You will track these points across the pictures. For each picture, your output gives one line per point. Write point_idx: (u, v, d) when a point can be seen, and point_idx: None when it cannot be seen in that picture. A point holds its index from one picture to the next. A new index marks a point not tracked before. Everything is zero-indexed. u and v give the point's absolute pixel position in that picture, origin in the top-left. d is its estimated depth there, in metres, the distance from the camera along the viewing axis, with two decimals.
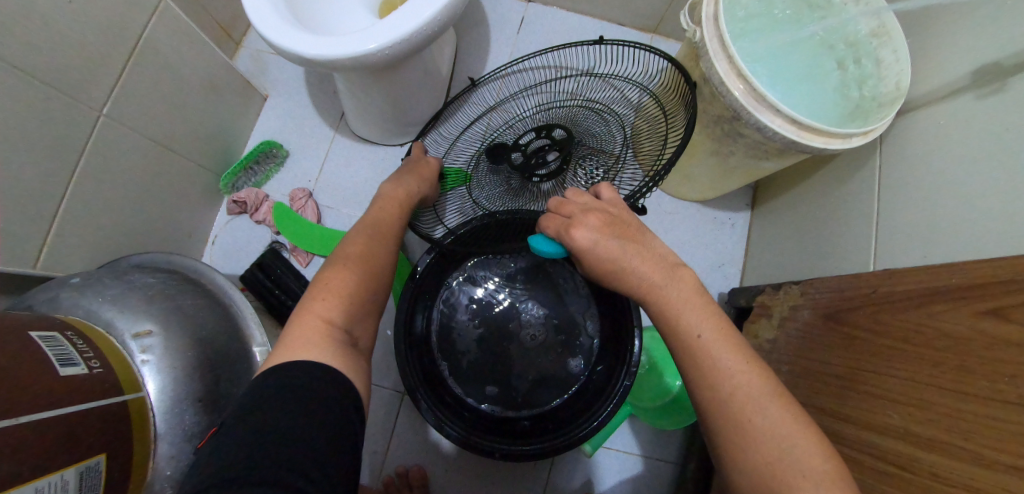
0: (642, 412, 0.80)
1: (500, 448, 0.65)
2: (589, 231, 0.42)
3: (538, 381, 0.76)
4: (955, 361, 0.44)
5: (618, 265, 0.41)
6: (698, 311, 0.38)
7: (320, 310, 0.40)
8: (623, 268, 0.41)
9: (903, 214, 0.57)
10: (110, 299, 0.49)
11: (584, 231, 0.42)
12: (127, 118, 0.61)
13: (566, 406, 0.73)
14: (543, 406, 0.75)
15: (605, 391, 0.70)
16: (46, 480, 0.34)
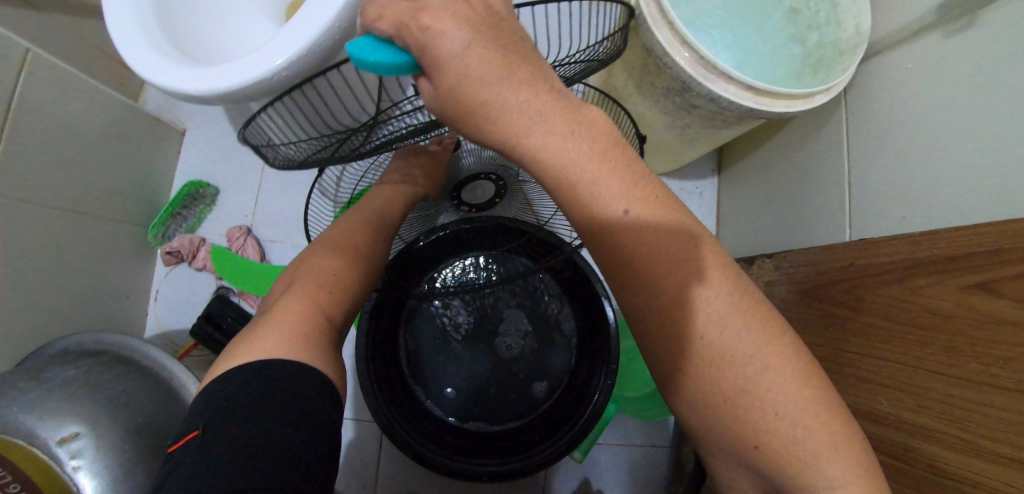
0: (629, 405, 0.77)
1: (488, 471, 0.62)
2: (457, 25, 0.27)
3: (519, 388, 0.73)
4: (941, 339, 0.40)
5: (492, 100, 0.29)
6: (620, 181, 0.30)
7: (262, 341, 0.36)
8: (495, 103, 0.29)
9: (877, 173, 0.52)
10: (28, 405, 0.45)
11: (443, 11, 0.26)
12: (21, 190, 0.55)
13: (548, 412, 0.71)
14: (527, 414, 0.72)
15: (588, 392, 0.67)
16: None
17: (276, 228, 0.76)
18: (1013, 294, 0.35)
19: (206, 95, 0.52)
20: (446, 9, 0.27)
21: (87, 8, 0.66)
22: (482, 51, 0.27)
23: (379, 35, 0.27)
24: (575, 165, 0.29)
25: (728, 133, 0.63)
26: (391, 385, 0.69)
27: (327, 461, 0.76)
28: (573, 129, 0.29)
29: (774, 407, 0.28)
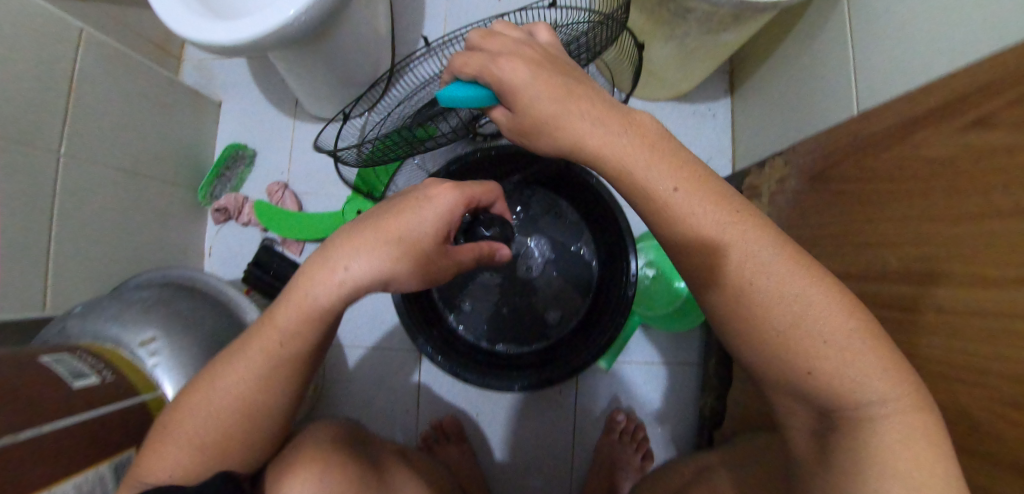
0: (653, 321, 0.80)
1: (518, 381, 0.66)
2: (528, 69, 0.34)
3: (545, 312, 0.77)
4: (944, 184, 0.41)
5: (580, 145, 0.34)
6: (664, 165, 0.32)
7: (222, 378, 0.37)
8: (567, 122, 0.33)
9: (876, 48, 0.52)
10: (114, 317, 0.53)
11: (513, 60, 0.34)
12: (85, 153, 0.63)
13: (574, 331, 0.75)
14: (555, 335, 0.77)
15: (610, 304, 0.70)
16: (81, 478, 0.38)
17: (310, 182, 0.84)
18: (1004, 119, 0.36)
19: (237, 47, 0.58)
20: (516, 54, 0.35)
21: None
22: (548, 80, 0.34)
23: (465, 80, 0.36)
24: (626, 154, 0.33)
25: (728, 39, 0.63)
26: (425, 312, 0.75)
27: (372, 391, 0.84)
28: (609, 121, 0.33)
29: (817, 342, 0.30)
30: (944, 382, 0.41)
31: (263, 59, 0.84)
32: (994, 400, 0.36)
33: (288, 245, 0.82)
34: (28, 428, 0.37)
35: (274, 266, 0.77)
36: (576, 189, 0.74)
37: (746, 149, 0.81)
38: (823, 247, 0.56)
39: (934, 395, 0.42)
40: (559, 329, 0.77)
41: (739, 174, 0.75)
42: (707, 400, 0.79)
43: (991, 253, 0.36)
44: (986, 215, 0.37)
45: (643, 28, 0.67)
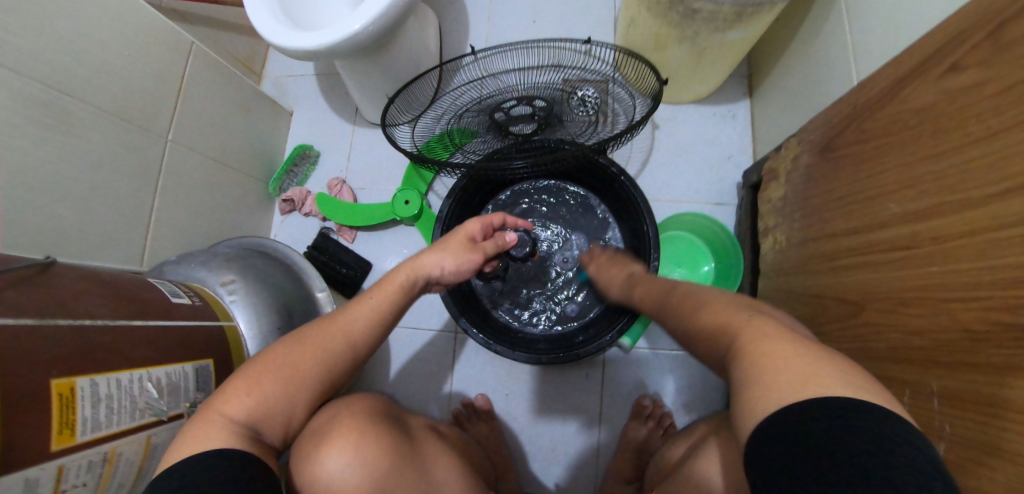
0: None
1: (548, 352, 0.74)
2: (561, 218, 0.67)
3: (573, 296, 0.85)
4: (932, 127, 0.46)
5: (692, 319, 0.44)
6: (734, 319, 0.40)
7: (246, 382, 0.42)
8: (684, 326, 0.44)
9: (873, 31, 0.60)
10: (202, 263, 0.62)
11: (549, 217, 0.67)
12: (187, 141, 0.74)
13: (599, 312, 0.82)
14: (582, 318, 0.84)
15: None
16: (167, 368, 0.45)
17: (365, 178, 0.95)
18: (975, 61, 0.42)
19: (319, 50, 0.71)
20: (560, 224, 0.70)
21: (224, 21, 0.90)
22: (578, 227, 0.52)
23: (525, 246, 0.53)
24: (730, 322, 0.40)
25: (737, 35, 0.72)
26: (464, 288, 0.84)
27: (409, 367, 0.90)
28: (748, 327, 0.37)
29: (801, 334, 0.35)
30: (936, 305, 0.44)
31: (332, 75, 0.99)
32: (984, 309, 0.39)
33: (342, 233, 0.93)
34: (136, 319, 0.45)
35: (331, 249, 0.89)
36: (603, 181, 0.83)
37: (765, 145, 0.89)
38: (832, 207, 0.60)
39: (926, 320, 0.45)
40: (587, 313, 0.84)
41: (760, 163, 0.81)
42: (734, 384, 0.79)
43: (978, 178, 0.41)
44: (977, 142, 0.41)
45: (658, 31, 0.76)
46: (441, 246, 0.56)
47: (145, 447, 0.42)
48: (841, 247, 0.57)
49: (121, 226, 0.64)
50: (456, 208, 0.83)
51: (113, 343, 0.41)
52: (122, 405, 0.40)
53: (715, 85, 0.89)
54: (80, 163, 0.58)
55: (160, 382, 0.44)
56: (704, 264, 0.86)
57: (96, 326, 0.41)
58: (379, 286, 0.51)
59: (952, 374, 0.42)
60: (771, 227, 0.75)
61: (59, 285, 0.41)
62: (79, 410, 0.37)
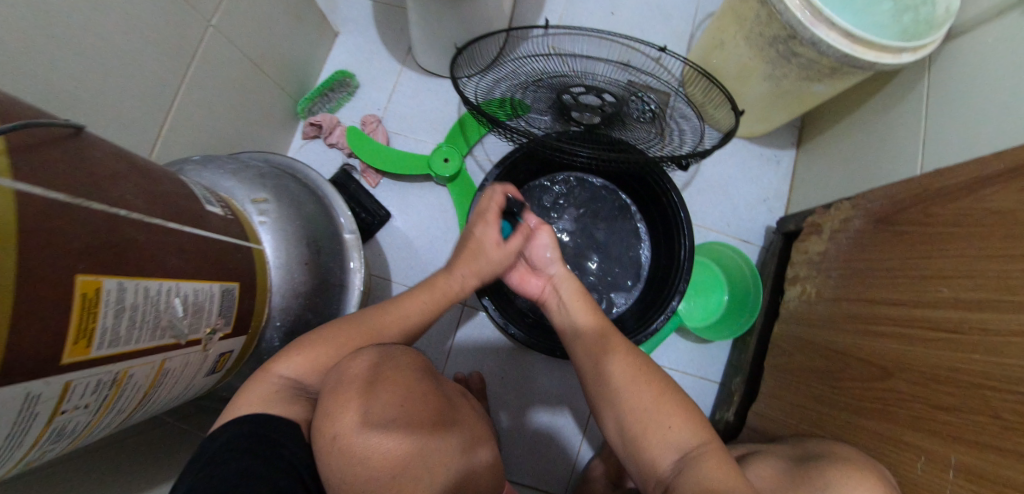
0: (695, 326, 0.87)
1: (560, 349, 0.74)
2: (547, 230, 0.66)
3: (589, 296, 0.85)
4: (1002, 230, 0.49)
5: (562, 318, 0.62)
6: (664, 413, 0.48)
7: (312, 350, 0.50)
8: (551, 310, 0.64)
9: (955, 126, 0.63)
10: (229, 172, 0.55)
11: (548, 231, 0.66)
12: (228, 32, 0.65)
13: (612, 322, 0.82)
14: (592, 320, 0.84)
15: (656, 305, 0.78)
16: (199, 286, 0.39)
17: (402, 123, 0.88)
18: None
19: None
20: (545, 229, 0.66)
21: None
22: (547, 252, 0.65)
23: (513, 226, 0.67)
24: (641, 404, 0.49)
25: (821, 88, 0.73)
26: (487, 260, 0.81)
27: None
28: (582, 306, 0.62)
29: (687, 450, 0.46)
30: (969, 389, 0.46)
31: (390, 5, 0.90)
32: (1022, 403, 0.41)
33: (366, 175, 0.85)
34: (171, 222, 0.38)
35: (352, 190, 0.83)
36: (653, 196, 0.81)
37: (802, 196, 0.92)
38: (876, 275, 0.63)
39: (956, 400, 0.47)
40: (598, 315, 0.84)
41: (802, 214, 0.84)
42: (726, 415, 0.82)
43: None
44: None
45: (746, 61, 0.77)
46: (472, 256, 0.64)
47: (156, 371, 0.37)
48: (876, 314, 0.60)
49: (138, 105, 0.54)
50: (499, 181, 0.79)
51: (150, 245, 0.35)
52: (144, 320, 0.34)
53: (771, 128, 0.91)
54: (112, 21, 0.49)
55: (186, 300, 0.38)
56: (715, 294, 0.89)
57: (132, 219, 0.34)
58: (430, 291, 0.63)
59: (971, 453, 0.44)
60: (801, 277, 0.77)
61: (95, 161, 0.34)
62: (100, 317, 0.31)
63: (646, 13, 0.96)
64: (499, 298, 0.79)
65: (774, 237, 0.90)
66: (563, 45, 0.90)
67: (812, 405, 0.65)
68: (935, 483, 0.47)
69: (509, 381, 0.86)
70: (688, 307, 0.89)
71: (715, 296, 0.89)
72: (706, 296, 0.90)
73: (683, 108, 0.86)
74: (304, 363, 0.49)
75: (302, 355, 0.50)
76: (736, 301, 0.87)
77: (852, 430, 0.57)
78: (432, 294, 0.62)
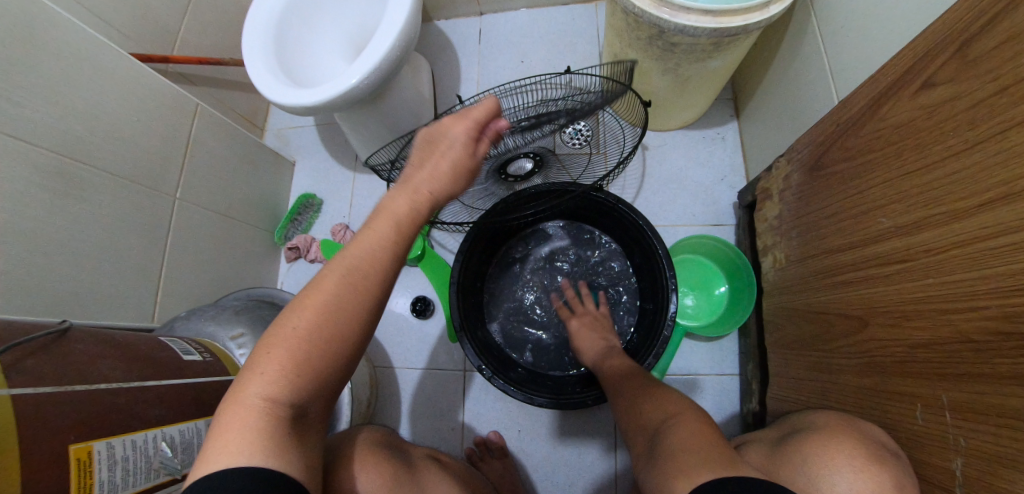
0: (701, 327, 0.85)
1: (589, 395, 0.72)
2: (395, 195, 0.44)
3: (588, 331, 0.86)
4: (910, 142, 0.47)
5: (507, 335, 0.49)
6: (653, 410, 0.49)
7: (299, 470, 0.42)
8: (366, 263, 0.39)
9: (845, 55, 0.63)
10: (210, 318, 0.63)
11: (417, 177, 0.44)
12: (194, 199, 0.77)
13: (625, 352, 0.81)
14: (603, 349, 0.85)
15: (657, 318, 0.77)
16: (184, 426, 0.46)
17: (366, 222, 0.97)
18: (944, 77, 0.43)
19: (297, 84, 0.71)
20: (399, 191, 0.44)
21: (225, 82, 0.94)
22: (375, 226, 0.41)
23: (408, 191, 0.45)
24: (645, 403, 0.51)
25: (717, 63, 0.75)
26: (486, 347, 0.81)
27: (420, 405, 0.90)
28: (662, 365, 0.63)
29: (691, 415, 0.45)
30: (935, 318, 0.43)
31: (331, 125, 1.03)
32: (983, 320, 0.38)
33: None
34: (151, 379, 0.45)
35: None
36: (612, 217, 0.83)
37: (755, 164, 0.92)
38: (825, 225, 0.62)
39: (927, 333, 0.44)
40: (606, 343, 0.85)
41: (754, 184, 0.85)
42: (751, 406, 0.79)
43: (960, 190, 0.41)
44: (953, 158, 0.42)
45: (641, 63, 0.81)
46: (428, 162, 0.46)
47: None
48: (839, 262, 0.58)
49: (128, 284, 0.65)
50: (466, 271, 0.79)
51: (130, 403, 0.42)
52: (138, 466, 0.40)
53: (700, 110, 0.93)
54: (88, 226, 0.60)
55: (173, 440, 0.44)
56: (718, 285, 0.88)
57: (112, 388, 0.41)
58: (373, 225, 0.41)
59: (958, 386, 0.40)
60: (770, 246, 0.77)
61: (76, 350, 0.42)
62: (96, 472, 0.37)
63: (552, 50, 1.04)
64: (509, 374, 0.79)
65: (739, 213, 0.90)
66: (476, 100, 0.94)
67: (816, 375, 0.61)
68: (937, 430, 0.43)
69: (527, 433, 0.86)
70: (692, 309, 0.88)
71: (717, 289, 0.88)
72: (709, 291, 0.89)
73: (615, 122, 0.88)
74: (274, 377, 0.35)
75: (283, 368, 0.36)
76: (736, 288, 0.85)
77: (853, 390, 0.54)
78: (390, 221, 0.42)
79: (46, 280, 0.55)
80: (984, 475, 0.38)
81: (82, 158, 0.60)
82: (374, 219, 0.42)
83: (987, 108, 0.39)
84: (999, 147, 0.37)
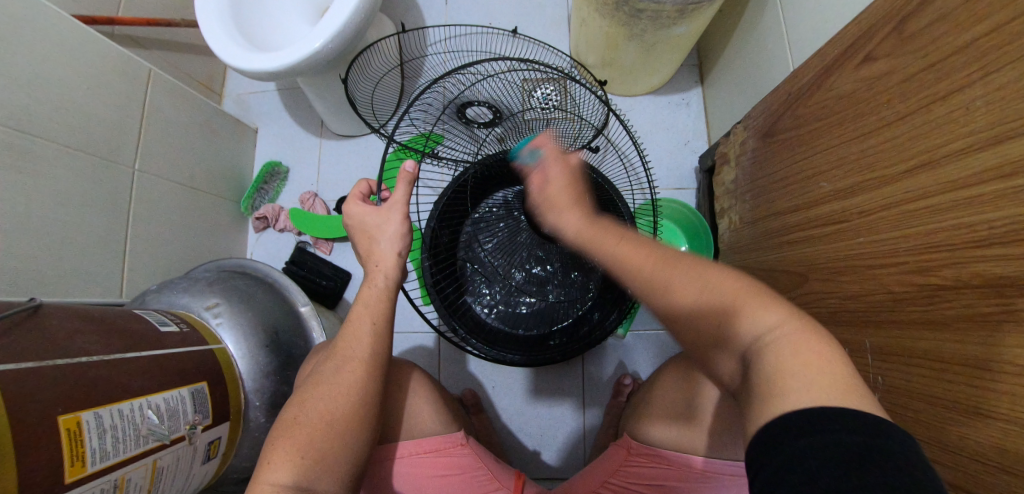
0: None
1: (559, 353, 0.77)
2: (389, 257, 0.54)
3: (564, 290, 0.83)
4: (852, 112, 0.51)
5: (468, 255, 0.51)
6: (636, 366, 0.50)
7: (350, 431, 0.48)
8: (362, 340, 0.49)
9: (802, 25, 0.65)
10: (182, 289, 0.63)
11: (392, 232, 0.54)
12: (155, 169, 0.75)
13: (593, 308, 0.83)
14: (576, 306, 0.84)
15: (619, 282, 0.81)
16: (167, 394, 0.48)
17: (336, 191, 0.96)
18: (882, 52, 0.47)
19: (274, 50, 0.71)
20: (385, 259, 0.54)
21: (174, 43, 0.89)
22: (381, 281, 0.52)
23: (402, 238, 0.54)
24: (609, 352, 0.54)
25: (682, 30, 0.76)
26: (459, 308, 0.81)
27: None
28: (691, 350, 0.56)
29: None
30: (864, 272, 0.48)
31: (294, 89, 1.00)
32: (903, 273, 0.43)
33: (319, 246, 0.93)
34: (130, 351, 0.47)
35: (311, 265, 0.89)
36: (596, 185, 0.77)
37: (717, 129, 0.95)
38: (775, 188, 0.66)
39: (857, 287, 0.49)
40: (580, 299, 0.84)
41: (713, 148, 0.89)
42: None
43: (893, 156, 0.45)
44: (890, 124, 0.46)
45: (610, 28, 0.81)
46: (381, 227, 0.55)
47: (151, 470, 0.44)
48: (783, 225, 0.64)
49: (94, 260, 0.65)
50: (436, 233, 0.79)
51: (110, 374, 0.43)
52: (126, 433, 0.42)
53: (666, 75, 0.95)
54: (47, 200, 0.58)
55: (158, 408, 0.46)
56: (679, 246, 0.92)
57: (93, 361, 0.43)
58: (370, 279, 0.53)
59: (881, 333, 0.46)
60: (726, 208, 0.82)
61: (55, 327, 0.42)
62: (86, 441, 0.39)
63: (521, 12, 1.02)
64: (484, 333, 0.82)
65: (699, 177, 0.95)
66: (455, 55, 1.00)
67: None
68: (860, 370, 0.49)
69: (501, 387, 0.93)
70: None
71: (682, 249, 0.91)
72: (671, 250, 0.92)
73: (584, 105, 0.92)
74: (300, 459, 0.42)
75: (295, 454, 0.43)
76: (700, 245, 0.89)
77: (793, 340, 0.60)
78: (375, 295, 0.52)
79: (9, 257, 0.54)
80: (894, 404, 0.45)
81: (31, 129, 0.57)
82: (375, 280, 0.53)
83: (916, 83, 0.42)
84: (924, 119, 0.42)
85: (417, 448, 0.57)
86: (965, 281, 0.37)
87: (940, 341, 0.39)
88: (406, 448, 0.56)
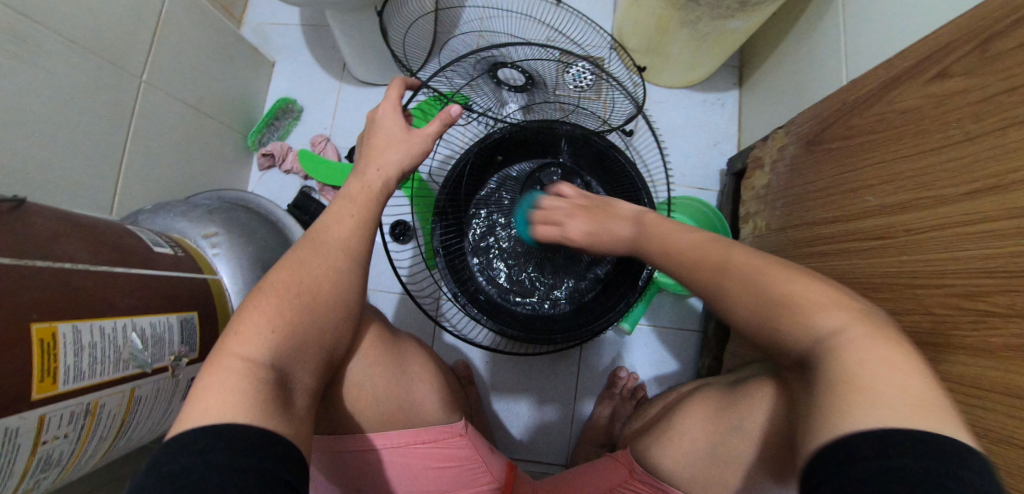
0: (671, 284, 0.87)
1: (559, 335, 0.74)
2: None
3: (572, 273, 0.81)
4: (915, 127, 0.49)
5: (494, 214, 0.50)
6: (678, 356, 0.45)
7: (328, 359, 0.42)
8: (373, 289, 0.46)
9: (865, 34, 0.63)
10: (178, 214, 0.59)
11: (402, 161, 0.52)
12: (161, 84, 0.69)
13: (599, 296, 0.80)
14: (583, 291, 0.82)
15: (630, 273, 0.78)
16: (154, 319, 0.44)
17: (349, 139, 0.92)
18: (963, 67, 0.44)
19: None
20: None
21: None
22: None
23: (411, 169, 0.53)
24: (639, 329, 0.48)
25: (736, 24, 0.73)
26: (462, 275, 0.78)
27: None
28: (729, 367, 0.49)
29: None
30: (906, 291, 0.46)
31: (318, 26, 0.94)
32: (951, 296, 0.41)
33: (325, 194, 0.88)
34: (118, 266, 0.43)
35: (314, 212, 0.84)
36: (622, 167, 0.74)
37: (750, 135, 0.93)
38: (813, 198, 0.64)
39: (895, 305, 0.47)
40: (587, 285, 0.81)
41: (746, 152, 0.86)
42: (706, 360, 0.85)
43: (956, 175, 0.43)
44: (956, 142, 0.43)
45: (661, 11, 0.77)
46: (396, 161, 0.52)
47: (128, 399, 0.41)
48: (817, 236, 0.62)
49: (88, 170, 0.60)
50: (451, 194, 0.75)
51: (95, 288, 0.39)
52: (105, 354, 0.38)
53: (706, 71, 0.92)
54: (44, 95, 0.53)
55: (144, 333, 0.42)
56: None
57: (77, 270, 0.39)
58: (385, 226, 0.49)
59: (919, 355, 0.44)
60: (752, 213, 0.80)
61: (39, 227, 0.38)
62: (62, 357, 0.35)
63: None
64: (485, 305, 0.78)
65: (725, 180, 0.93)
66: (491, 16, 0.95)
67: None
68: None
69: (493, 363, 0.90)
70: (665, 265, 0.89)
71: None
72: None
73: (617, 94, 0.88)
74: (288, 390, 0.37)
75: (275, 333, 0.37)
76: None
77: None
78: None
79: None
80: None
81: (35, 15, 0.51)
82: None
83: (996, 102, 0.40)
84: (998, 140, 0.39)
85: (411, 439, 0.52)
86: (1021, 311, 0.35)
87: (984, 369, 0.37)
88: (399, 439, 0.51)
